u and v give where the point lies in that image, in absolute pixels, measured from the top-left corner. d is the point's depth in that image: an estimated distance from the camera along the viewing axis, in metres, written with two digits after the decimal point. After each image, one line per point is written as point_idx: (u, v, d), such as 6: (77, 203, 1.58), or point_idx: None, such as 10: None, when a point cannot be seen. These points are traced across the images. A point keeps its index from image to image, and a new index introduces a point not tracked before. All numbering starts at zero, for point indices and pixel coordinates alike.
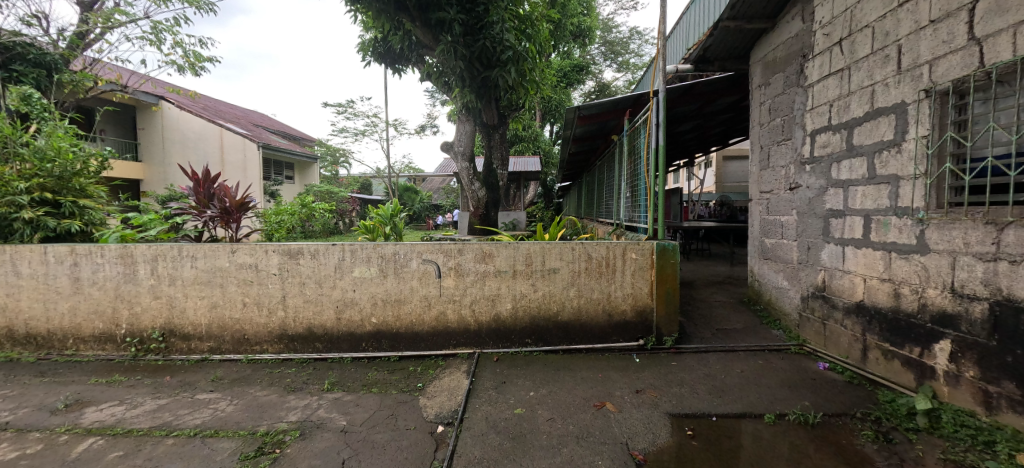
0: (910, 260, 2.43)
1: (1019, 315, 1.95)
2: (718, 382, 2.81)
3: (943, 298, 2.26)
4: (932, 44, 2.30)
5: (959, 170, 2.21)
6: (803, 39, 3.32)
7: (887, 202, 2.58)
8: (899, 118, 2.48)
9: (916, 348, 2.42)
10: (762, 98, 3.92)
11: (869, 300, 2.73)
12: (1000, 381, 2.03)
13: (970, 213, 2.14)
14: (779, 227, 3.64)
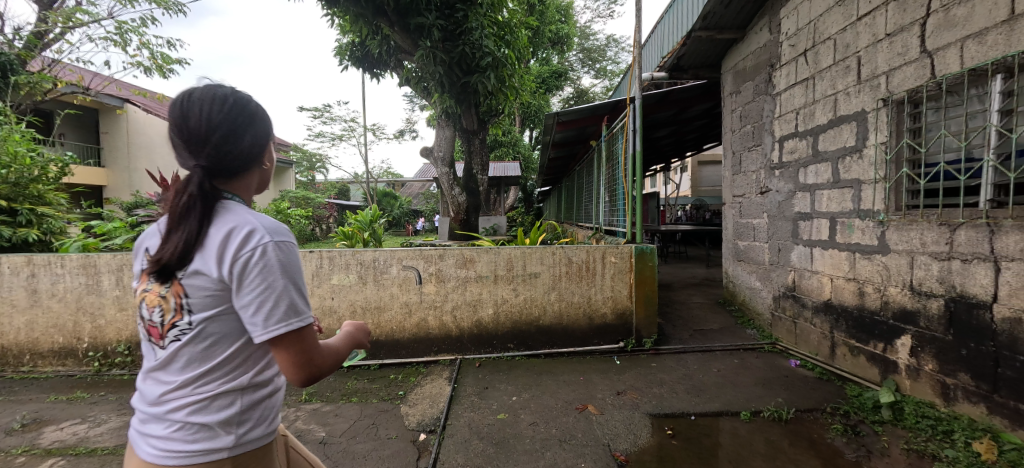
0: (872, 260, 2.56)
1: (971, 310, 2.07)
2: (697, 382, 2.88)
3: (903, 295, 2.38)
4: (889, 55, 2.43)
5: (914, 175, 2.34)
6: (771, 49, 3.47)
7: (850, 205, 2.71)
8: (860, 125, 2.62)
9: (880, 344, 2.54)
10: (733, 106, 4.06)
11: (836, 299, 2.85)
12: (956, 373, 2.14)
13: (925, 215, 2.26)
14: (751, 229, 3.76)
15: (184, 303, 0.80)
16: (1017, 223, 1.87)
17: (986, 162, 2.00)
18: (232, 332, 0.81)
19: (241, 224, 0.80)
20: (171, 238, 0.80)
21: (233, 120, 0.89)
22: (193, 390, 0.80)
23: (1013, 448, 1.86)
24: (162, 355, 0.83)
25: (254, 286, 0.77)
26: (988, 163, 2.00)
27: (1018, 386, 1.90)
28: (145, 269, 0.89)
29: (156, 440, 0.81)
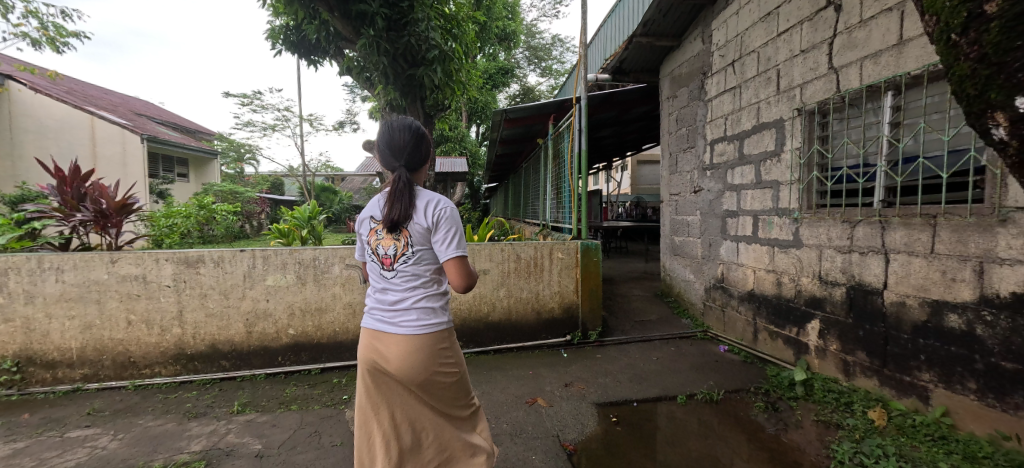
0: (788, 253, 2.85)
1: (866, 296, 2.38)
2: (638, 370, 3.04)
3: (813, 285, 2.68)
4: (803, 69, 2.71)
5: (822, 177, 2.64)
6: (703, 58, 3.73)
7: (770, 204, 3.00)
8: (779, 132, 2.90)
9: (794, 328, 2.84)
10: (670, 109, 4.32)
11: (758, 289, 3.15)
12: (855, 352, 2.45)
13: (831, 214, 2.56)
14: (685, 226, 4.04)
15: (408, 242, 1.42)
16: (902, 221, 2.16)
17: (879, 167, 2.30)
18: (431, 258, 1.43)
19: (436, 199, 1.42)
20: (397, 206, 1.40)
21: (413, 140, 1.49)
22: (414, 290, 1.42)
23: (898, 414, 2.16)
24: (392, 273, 1.45)
25: (447, 231, 1.39)
26: (880, 169, 2.30)
27: (902, 360, 2.21)
28: (372, 227, 1.52)
29: (396, 321, 1.42)
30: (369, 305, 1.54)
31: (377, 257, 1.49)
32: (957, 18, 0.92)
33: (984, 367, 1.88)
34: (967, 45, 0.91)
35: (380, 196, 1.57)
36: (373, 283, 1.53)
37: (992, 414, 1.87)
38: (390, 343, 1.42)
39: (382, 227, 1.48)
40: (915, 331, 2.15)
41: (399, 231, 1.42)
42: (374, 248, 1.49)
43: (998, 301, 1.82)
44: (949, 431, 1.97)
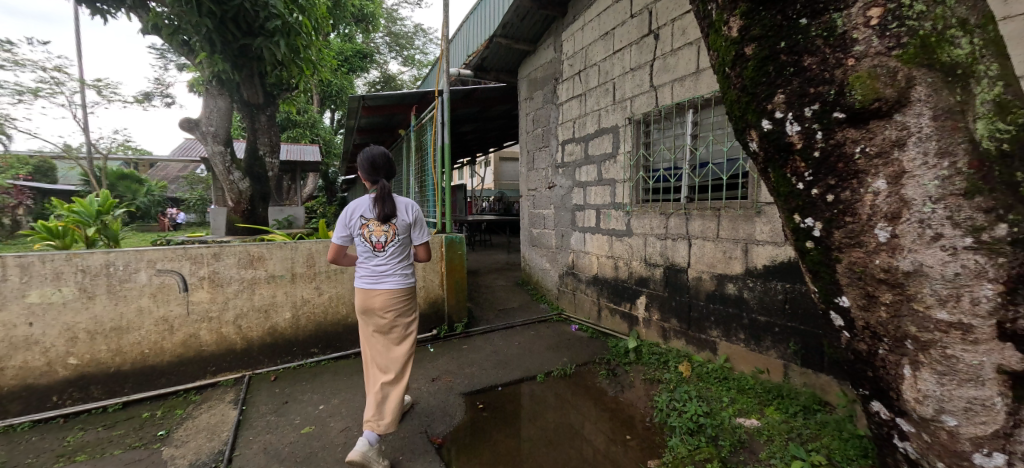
0: (623, 241, 3.35)
1: (676, 274, 2.94)
2: (502, 356, 3.20)
3: (641, 267, 3.21)
4: (632, 85, 3.19)
5: (645, 177, 3.17)
6: (555, 65, 4.08)
7: (608, 199, 3.47)
8: (615, 137, 3.37)
9: (627, 304, 3.36)
10: (527, 110, 4.62)
11: (600, 272, 3.62)
12: (670, 319, 3.02)
13: (652, 207, 3.09)
14: (542, 218, 4.39)
15: (396, 232, 2.02)
16: (698, 212, 2.74)
17: (684, 170, 2.86)
18: (409, 243, 2.09)
19: (410, 204, 2.07)
20: (387, 208, 1.96)
21: (390, 161, 2.05)
22: (401, 264, 2.04)
23: (698, 365, 2.74)
24: (382, 254, 1.99)
25: (421, 226, 2.11)
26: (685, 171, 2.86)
27: (700, 322, 2.81)
28: (362, 222, 1.99)
29: (388, 282, 1.98)
30: (359, 278, 2.01)
31: (368, 244, 1.99)
32: (725, 56, 1.20)
33: (749, 321, 2.52)
34: (732, 78, 1.20)
35: (360, 200, 2.04)
36: (362, 262, 2.01)
37: (754, 356, 2.51)
38: (377, 297, 1.97)
39: (372, 222, 1.99)
40: (707, 299, 2.75)
41: (390, 225, 1.99)
42: (366, 237, 1.98)
43: (756, 271, 2.45)
44: (729, 373, 2.58)
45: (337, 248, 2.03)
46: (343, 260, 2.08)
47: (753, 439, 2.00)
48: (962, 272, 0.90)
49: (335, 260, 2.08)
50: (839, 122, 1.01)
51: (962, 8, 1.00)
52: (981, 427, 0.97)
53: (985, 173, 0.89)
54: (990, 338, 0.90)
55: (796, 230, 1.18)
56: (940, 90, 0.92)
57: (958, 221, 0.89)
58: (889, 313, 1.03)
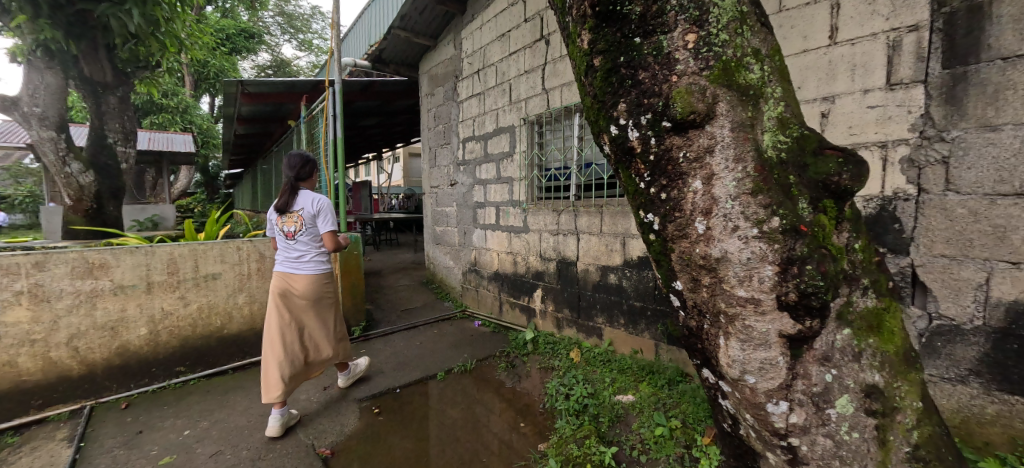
0: (520, 237, 3.48)
1: (567, 267, 3.14)
2: (402, 357, 3.14)
3: (536, 261, 3.36)
4: (526, 87, 3.31)
5: (539, 176, 3.32)
6: (455, 62, 4.08)
7: (506, 197, 3.58)
8: (511, 137, 3.48)
9: (525, 298, 3.51)
10: (428, 106, 4.56)
11: (500, 268, 3.72)
12: (562, 310, 3.22)
13: (545, 205, 3.26)
14: (444, 216, 4.37)
15: (301, 223, 2.26)
16: (584, 209, 2.95)
17: (572, 169, 3.04)
18: (317, 232, 2.28)
19: (315, 198, 2.26)
20: (289, 202, 2.24)
21: (304, 161, 2.29)
22: (308, 250, 2.28)
23: (587, 350, 2.97)
24: (293, 242, 2.28)
25: (324, 217, 2.26)
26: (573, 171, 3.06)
27: (588, 310, 3.04)
28: (278, 214, 2.32)
29: (298, 266, 2.28)
30: (279, 262, 2.34)
31: (282, 232, 2.31)
32: (580, 66, 1.32)
33: (627, 307, 2.79)
34: (586, 86, 1.32)
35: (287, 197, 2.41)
36: (281, 248, 2.35)
37: (631, 338, 2.79)
38: (289, 279, 2.28)
39: (283, 215, 2.29)
40: (593, 288, 2.98)
41: (295, 215, 2.25)
42: (279, 226, 2.30)
43: (632, 262, 2.71)
44: (612, 355, 2.84)
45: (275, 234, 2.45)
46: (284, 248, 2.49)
47: (628, 412, 2.23)
48: (752, 257, 1.09)
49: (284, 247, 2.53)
50: (667, 130, 1.17)
51: (756, 40, 1.21)
52: (771, 382, 1.19)
53: (766, 176, 1.09)
54: (773, 310, 1.11)
55: (642, 224, 1.35)
56: (736, 107, 1.12)
57: (748, 215, 1.09)
58: (708, 293, 1.22)
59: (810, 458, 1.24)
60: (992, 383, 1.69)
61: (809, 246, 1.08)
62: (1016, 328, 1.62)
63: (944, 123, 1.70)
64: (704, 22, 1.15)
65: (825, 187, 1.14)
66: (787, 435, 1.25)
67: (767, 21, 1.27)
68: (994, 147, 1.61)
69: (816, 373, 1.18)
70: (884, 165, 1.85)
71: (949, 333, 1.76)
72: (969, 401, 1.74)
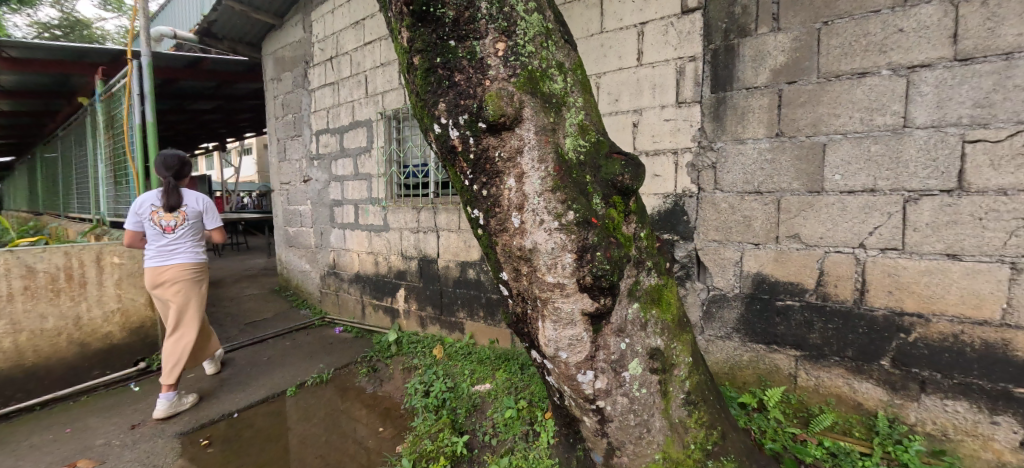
0: (380, 236, 3.41)
1: (427, 264, 3.17)
2: (241, 378, 2.85)
3: (397, 260, 3.32)
4: (383, 80, 3.20)
5: (399, 173, 3.26)
6: (304, 46, 3.74)
7: (365, 195, 3.44)
8: (368, 131, 3.33)
9: (388, 298, 3.45)
10: (275, 91, 4.11)
11: (361, 269, 3.60)
12: (425, 308, 3.24)
13: (404, 203, 3.22)
14: (298, 216, 4.02)
15: (187, 217, 2.46)
16: (443, 207, 2.99)
17: (430, 167, 3.02)
18: (199, 226, 2.52)
19: (200, 196, 2.51)
20: (173, 197, 2.39)
21: (183, 161, 2.45)
22: (190, 243, 2.47)
23: (449, 346, 3.02)
24: (173, 236, 2.42)
25: (210, 213, 2.56)
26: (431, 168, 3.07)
27: (450, 306, 3.10)
28: (151, 210, 2.40)
29: (179, 258, 2.43)
30: (151, 257, 2.41)
31: (158, 227, 2.40)
32: (403, 63, 1.33)
33: (486, 300, 2.90)
34: (410, 84, 1.34)
35: (154, 194, 2.48)
36: (152, 243, 2.41)
37: (489, 329, 2.93)
38: (169, 270, 2.41)
39: (161, 210, 2.41)
40: (454, 284, 3.05)
41: (179, 211, 2.43)
42: (155, 221, 2.39)
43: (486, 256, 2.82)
44: (472, 348, 2.94)
45: (133, 231, 2.43)
46: (138, 244, 2.48)
47: (484, 401, 2.39)
48: (555, 246, 1.23)
49: (134, 244, 2.49)
50: (482, 130, 1.24)
51: (560, 54, 1.37)
52: (579, 354, 1.36)
53: (563, 175, 1.24)
54: (575, 292, 1.27)
55: (471, 220, 1.41)
56: (539, 113, 1.25)
57: (550, 209, 1.22)
58: (527, 281, 1.34)
59: (613, 415, 1.45)
60: (746, 337, 2.23)
61: (598, 235, 1.25)
62: (758, 293, 2.17)
63: (712, 137, 2.20)
64: (511, 32, 1.25)
65: (614, 185, 1.32)
66: (595, 399, 1.43)
67: (571, 39, 1.44)
68: (742, 157, 2.14)
69: (614, 343, 1.38)
70: (676, 168, 2.32)
71: (720, 300, 2.28)
72: (734, 352, 2.27)
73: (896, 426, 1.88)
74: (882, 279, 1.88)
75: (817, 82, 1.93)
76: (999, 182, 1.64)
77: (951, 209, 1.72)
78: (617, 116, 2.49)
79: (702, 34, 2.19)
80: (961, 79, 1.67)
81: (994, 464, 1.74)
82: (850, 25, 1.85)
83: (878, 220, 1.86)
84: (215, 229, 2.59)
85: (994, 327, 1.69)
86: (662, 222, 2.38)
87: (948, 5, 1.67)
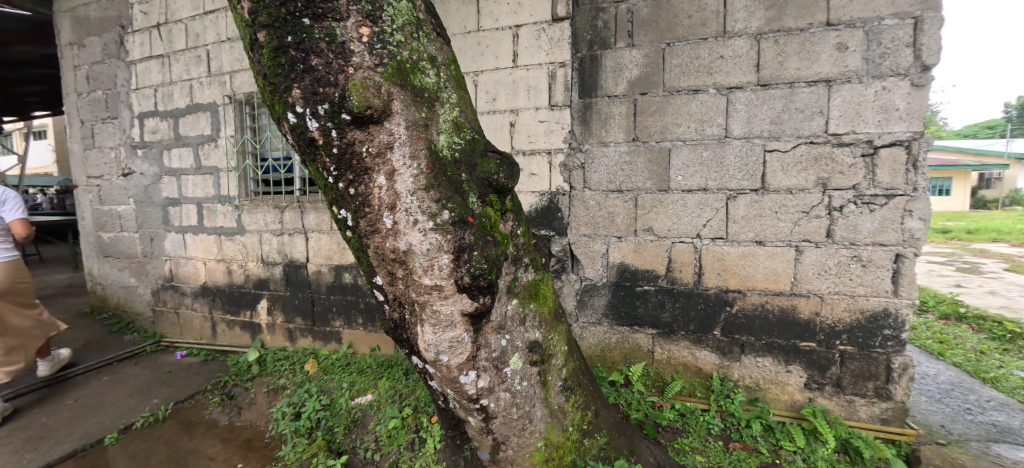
0: (234, 241, 3.17)
1: (294, 270, 3.03)
2: (35, 431, 2.29)
3: (257, 267, 3.13)
4: (230, 58, 2.99)
5: (254, 166, 3.09)
6: (120, 9, 3.26)
7: (212, 191, 3.17)
8: (213, 116, 3.09)
9: (247, 312, 3.21)
10: (75, 61, 3.48)
11: (211, 280, 3.29)
12: (294, 319, 3.09)
13: (264, 200, 3.07)
14: (116, 218, 3.51)
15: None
16: (311, 206, 2.91)
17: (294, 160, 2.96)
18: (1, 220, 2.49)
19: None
20: None
21: None
22: None
23: (324, 358, 2.92)
24: None
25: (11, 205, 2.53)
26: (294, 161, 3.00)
27: (324, 315, 3.01)
28: None
29: None
30: None
31: None
32: (245, 38, 1.13)
33: (364, 305, 2.88)
34: (255, 64, 1.14)
35: None
36: None
37: (369, 336, 2.91)
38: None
39: None
40: (328, 291, 2.97)
41: None
42: None
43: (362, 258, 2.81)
44: (351, 357, 2.89)
45: None
46: None
47: (365, 414, 2.33)
48: (431, 247, 1.18)
49: None
50: (347, 123, 1.12)
51: (432, 47, 1.31)
52: (460, 356, 1.34)
53: (437, 173, 1.19)
54: (453, 293, 1.24)
55: (337, 221, 1.27)
56: (410, 107, 1.18)
57: (424, 209, 1.17)
58: (403, 286, 1.27)
59: (497, 412, 1.46)
60: (614, 321, 2.48)
61: (475, 234, 1.24)
62: (622, 281, 2.43)
63: (580, 139, 2.39)
64: (377, 18, 1.15)
65: (489, 184, 1.33)
66: (479, 398, 1.42)
67: (443, 33, 1.40)
68: (606, 159, 2.36)
69: (495, 340, 1.39)
70: (550, 167, 2.46)
71: (591, 289, 2.49)
72: (604, 335, 2.50)
73: (726, 383, 2.29)
74: (712, 263, 2.26)
75: (664, 94, 2.23)
76: (787, 183, 2.10)
77: (757, 205, 2.15)
78: (495, 115, 2.53)
79: (570, 42, 2.35)
80: (762, 100, 2.09)
81: (789, 403, 2.23)
82: (687, 48, 2.17)
83: (710, 214, 2.23)
84: (18, 222, 2.52)
85: (786, 296, 2.17)
86: (539, 219, 2.52)
87: (753, 40, 2.07)
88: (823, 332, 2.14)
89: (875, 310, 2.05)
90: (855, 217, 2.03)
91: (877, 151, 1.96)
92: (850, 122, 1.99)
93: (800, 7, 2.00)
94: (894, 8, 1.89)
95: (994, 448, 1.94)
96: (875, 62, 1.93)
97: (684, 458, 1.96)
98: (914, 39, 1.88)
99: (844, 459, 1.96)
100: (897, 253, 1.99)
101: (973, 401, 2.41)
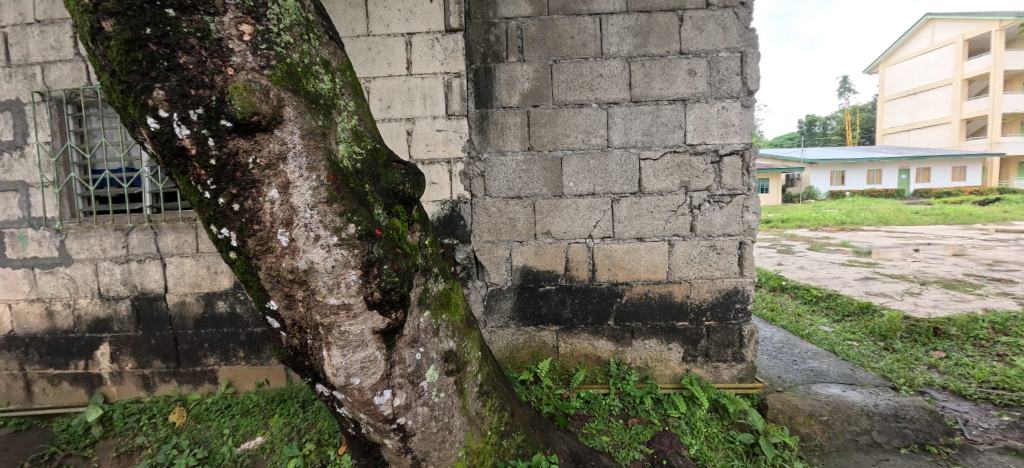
0: (55, 274, 2.51)
1: (148, 304, 2.52)
2: None
3: (94, 305, 2.52)
4: (41, 45, 2.40)
5: (83, 179, 2.50)
6: None
7: (18, 212, 2.48)
8: (16, 117, 2.44)
9: (81, 362, 2.57)
10: None
11: (20, 327, 2.55)
12: (152, 363, 2.57)
13: (99, 222, 2.50)
14: None
15: None
16: (169, 225, 2.46)
17: (141, 173, 2.47)
18: None
19: None
20: None
21: None
22: None
23: (195, 404, 2.49)
24: None
25: None
26: (143, 173, 2.51)
27: (192, 354, 2.56)
28: None
29: None
30: None
31: None
32: (82, 27, 0.94)
33: (246, 336, 2.54)
34: (98, 58, 0.95)
35: None
36: None
37: (253, 371, 2.56)
38: None
39: None
40: (197, 325, 2.54)
41: None
42: None
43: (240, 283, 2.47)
44: (231, 398, 2.51)
45: None
46: None
47: (257, 459, 2.05)
48: (336, 264, 1.10)
49: None
50: (227, 130, 0.99)
51: (325, 50, 1.24)
52: (373, 377, 1.26)
53: (340, 185, 1.13)
54: (363, 311, 1.17)
55: (217, 242, 1.11)
56: (305, 114, 1.09)
57: (326, 223, 1.09)
58: (303, 308, 1.17)
59: (415, 428, 1.42)
60: (520, 322, 2.58)
61: (384, 247, 1.19)
62: (526, 283, 2.54)
63: (479, 148, 2.45)
64: (260, 15, 1.05)
65: (395, 195, 1.28)
66: (395, 418, 1.36)
67: (337, 37, 1.33)
68: (504, 167, 2.45)
69: (408, 355, 1.34)
70: (450, 176, 2.47)
71: (497, 294, 2.56)
72: (512, 337, 2.59)
73: (621, 367, 2.55)
74: (603, 260, 2.51)
75: (554, 107, 2.41)
76: (659, 186, 2.44)
77: (637, 205, 2.45)
78: (390, 123, 2.46)
79: (464, 53, 2.41)
80: (635, 115, 2.40)
81: (672, 376, 2.58)
82: (571, 65, 2.38)
83: (600, 215, 2.47)
84: None
85: (664, 283, 2.51)
86: (442, 228, 2.50)
87: (625, 62, 2.37)
88: (693, 312, 2.53)
89: (729, 289, 2.50)
90: (710, 213, 2.44)
91: (722, 159, 2.40)
92: (702, 134, 2.39)
93: (660, 37, 2.36)
94: (727, 43, 2.34)
95: (812, 388, 2.51)
96: (716, 86, 2.37)
97: (592, 441, 2.13)
98: (741, 69, 2.35)
99: (715, 417, 2.33)
100: (741, 241, 2.46)
101: (796, 354, 3.07)
